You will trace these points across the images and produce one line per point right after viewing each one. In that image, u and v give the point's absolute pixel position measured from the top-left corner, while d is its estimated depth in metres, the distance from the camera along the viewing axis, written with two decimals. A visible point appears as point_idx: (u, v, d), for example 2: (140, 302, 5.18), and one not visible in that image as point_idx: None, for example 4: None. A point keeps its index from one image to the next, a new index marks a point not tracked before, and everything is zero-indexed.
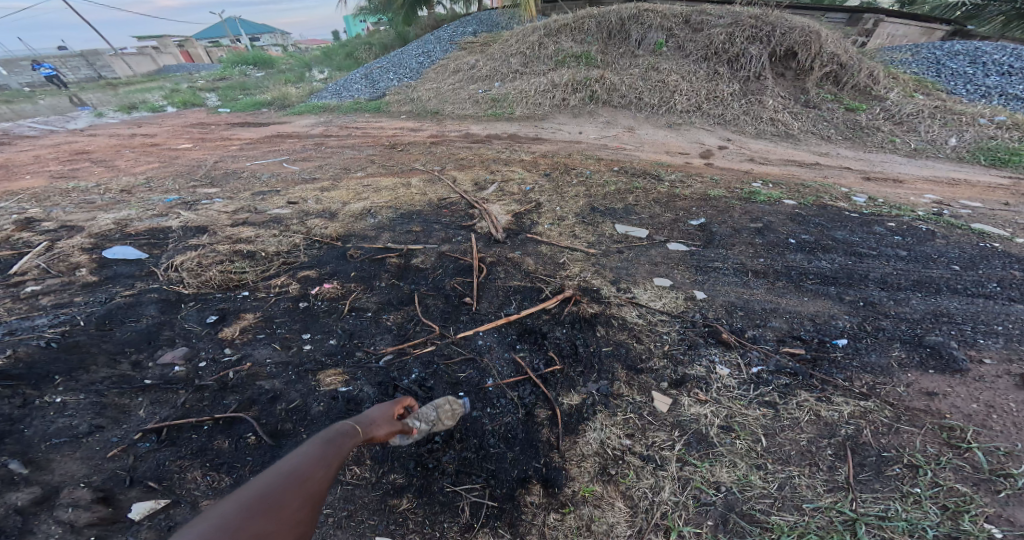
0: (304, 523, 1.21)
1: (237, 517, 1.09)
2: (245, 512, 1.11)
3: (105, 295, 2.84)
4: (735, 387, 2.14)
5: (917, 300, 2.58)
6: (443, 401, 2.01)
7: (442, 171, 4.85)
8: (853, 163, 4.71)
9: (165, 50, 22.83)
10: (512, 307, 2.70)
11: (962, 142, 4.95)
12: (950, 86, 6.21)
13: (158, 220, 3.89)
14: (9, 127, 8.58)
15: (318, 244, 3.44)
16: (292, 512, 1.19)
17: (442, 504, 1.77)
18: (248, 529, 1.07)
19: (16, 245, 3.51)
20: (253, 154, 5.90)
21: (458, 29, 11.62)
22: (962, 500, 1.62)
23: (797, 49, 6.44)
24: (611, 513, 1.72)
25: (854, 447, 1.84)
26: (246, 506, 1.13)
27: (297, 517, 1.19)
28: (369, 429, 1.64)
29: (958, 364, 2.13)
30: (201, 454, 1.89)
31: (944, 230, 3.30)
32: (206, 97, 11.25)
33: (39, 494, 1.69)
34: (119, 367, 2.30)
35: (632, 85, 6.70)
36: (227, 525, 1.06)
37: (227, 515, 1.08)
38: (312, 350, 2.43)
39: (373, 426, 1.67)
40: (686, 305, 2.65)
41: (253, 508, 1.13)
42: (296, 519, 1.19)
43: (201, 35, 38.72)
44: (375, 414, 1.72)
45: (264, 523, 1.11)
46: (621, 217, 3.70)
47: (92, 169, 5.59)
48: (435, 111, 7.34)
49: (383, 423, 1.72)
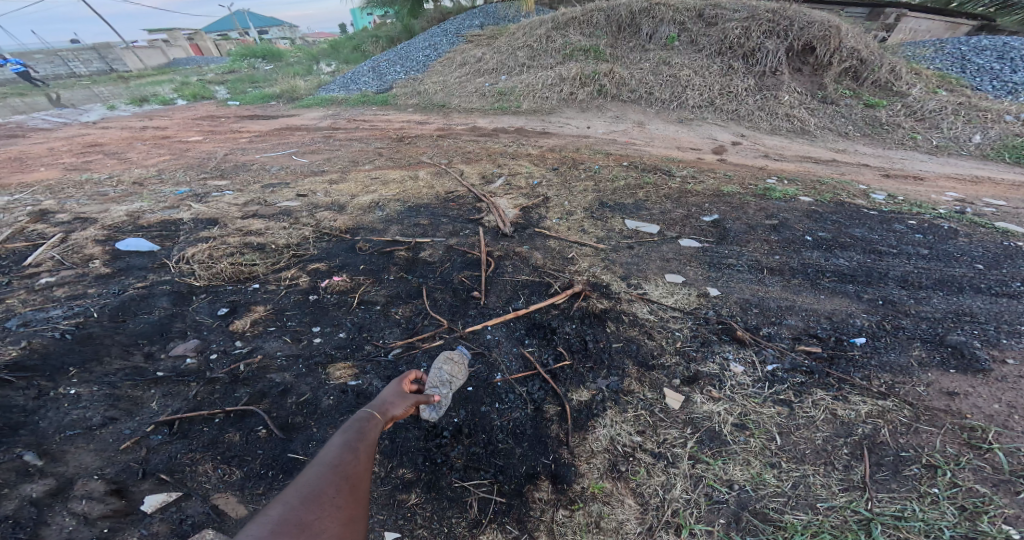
0: (350, 503, 1.18)
1: (277, 512, 1.06)
2: (285, 506, 1.08)
3: (118, 287, 2.87)
4: (750, 385, 2.11)
5: (938, 299, 2.52)
6: (442, 360, 2.20)
7: (449, 164, 4.83)
8: (872, 160, 4.62)
9: (173, 42, 22.95)
10: (521, 301, 2.69)
11: (987, 140, 4.83)
12: (975, 82, 6.06)
13: (169, 212, 3.91)
14: (22, 120, 8.68)
15: (327, 236, 3.45)
16: (332, 494, 1.16)
17: (451, 499, 1.76)
18: (293, 522, 1.05)
19: (31, 236, 3.55)
20: (263, 146, 5.91)
21: (467, 22, 11.55)
22: (981, 500, 1.59)
23: (816, 44, 6.33)
24: (621, 510, 1.70)
25: (871, 447, 1.81)
26: (285, 501, 1.10)
27: (339, 499, 1.17)
28: (387, 409, 1.63)
29: (981, 364, 2.08)
30: (213, 447, 1.90)
31: (967, 228, 3.23)
32: (216, 90, 11.31)
33: (53, 485, 1.70)
34: (131, 358, 2.31)
35: (642, 80, 6.62)
36: (269, 522, 1.03)
37: (268, 514, 1.05)
38: (321, 343, 2.43)
39: (390, 405, 1.66)
40: (698, 302, 2.61)
41: (291, 501, 1.10)
42: (340, 500, 1.17)
43: (210, 27, 39.00)
44: (388, 394, 1.71)
45: (306, 512, 1.09)
46: (631, 212, 3.66)
47: (104, 161, 5.63)
48: (443, 105, 7.29)
49: (397, 399, 1.71)
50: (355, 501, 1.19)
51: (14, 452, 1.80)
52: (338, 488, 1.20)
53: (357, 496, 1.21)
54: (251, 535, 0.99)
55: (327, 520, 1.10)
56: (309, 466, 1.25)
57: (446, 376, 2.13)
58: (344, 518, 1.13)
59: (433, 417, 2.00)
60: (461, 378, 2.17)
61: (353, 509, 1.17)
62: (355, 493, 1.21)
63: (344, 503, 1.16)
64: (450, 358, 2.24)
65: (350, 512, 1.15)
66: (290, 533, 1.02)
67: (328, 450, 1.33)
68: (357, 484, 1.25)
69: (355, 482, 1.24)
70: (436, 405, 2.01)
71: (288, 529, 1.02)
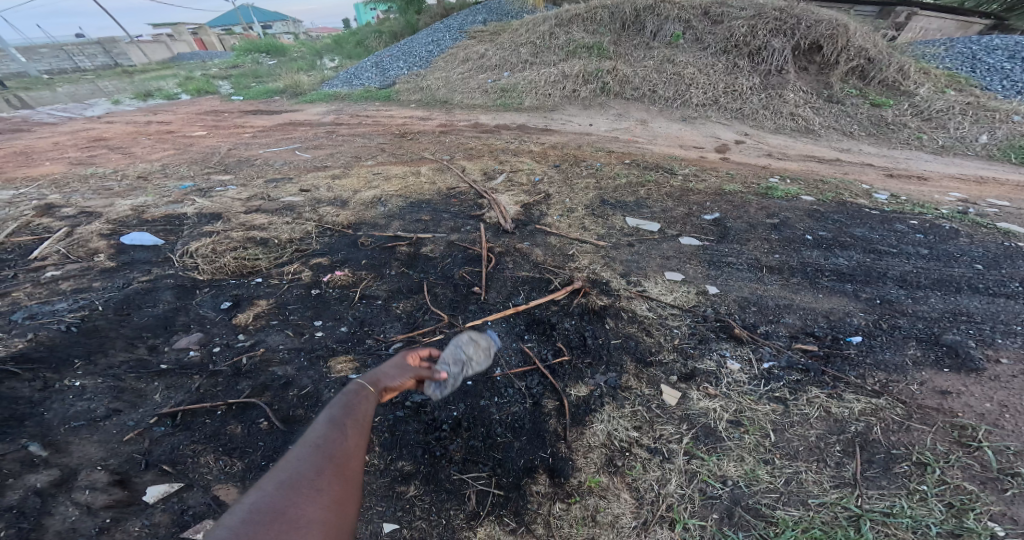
0: (335, 485, 1.12)
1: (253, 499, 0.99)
2: (263, 490, 1.02)
3: (122, 281, 2.90)
4: (746, 382, 2.13)
5: (937, 299, 2.53)
6: (466, 339, 2.23)
7: (451, 160, 4.84)
8: (877, 160, 4.61)
9: (178, 38, 23.03)
10: (521, 297, 2.71)
11: (993, 140, 4.81)
12: (985, 81, 6.02)
13: (173, 206, 3.95)
14: (28, 114, 8.73)
15: (329, 231, 3.48)
16: (313, 477, 1.09)
17: (449, 491, 1.79)
18: (271, 509, 0.98)
19: (37, 230, 3.59)
20: (266, 141, 5.95)
21: (470, 18, 11.52)
22: (968, 498, 1.60)
23: (823, 43, 6.30)
24: (617, 504, 1.72)
25: (863, 444, 1.82)
26: (264, 486, 1.03)
27: (321, 483, 1.10)
28: (382, 380, 1.55)
29: (975, 363, 2.10)
30: (215, 439, 1.94)
31: (969, 228, 3.23)
32: (219, 85, 11.33)
33: (58, 475, 1.74)
34: (135, 351, 2.35)
35: (645, 77, 6.60)
36: (243, 510, 0.97)
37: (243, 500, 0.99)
38: (323, 336, 2.46)
39: (385, 377, 1.57)
40: (697, 300, 2.63)
41: (269, 485, 1.04)
42: (321, 483, 1.10)
43: (214, 22, 39.00)
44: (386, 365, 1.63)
45: (285, 498, 1.01)
46: (632, 210, 3.67)
47: (109, 155, 5.67)
48: (445, 101, 7.30)
49: (396, 371, 1.63)
50: (340, 484, 1.13)
51: (20, 443, 1.83)
52: (324, 470, 1.13)
53: (342, 479, 1.14)
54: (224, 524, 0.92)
55: (308, 505, 1.03)
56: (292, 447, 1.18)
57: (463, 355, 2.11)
58: (326, 502, 1.06)
59: (436, 395, 1.90)
60: (480, 363, 2.19)
61: (338, 493, 1.10)
62: (339, 476, 1.14)
63: (328, 486, 1.09)
64: (475, 341, 2.27)
65: (333, 496, 1.08)
66: (265, 521, 0.95)
67: (313, 430, 1.26)
68: (344, 466, 1.18)
69: (341, 465, 1.18)
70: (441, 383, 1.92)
71: (263, 515, 0.96)
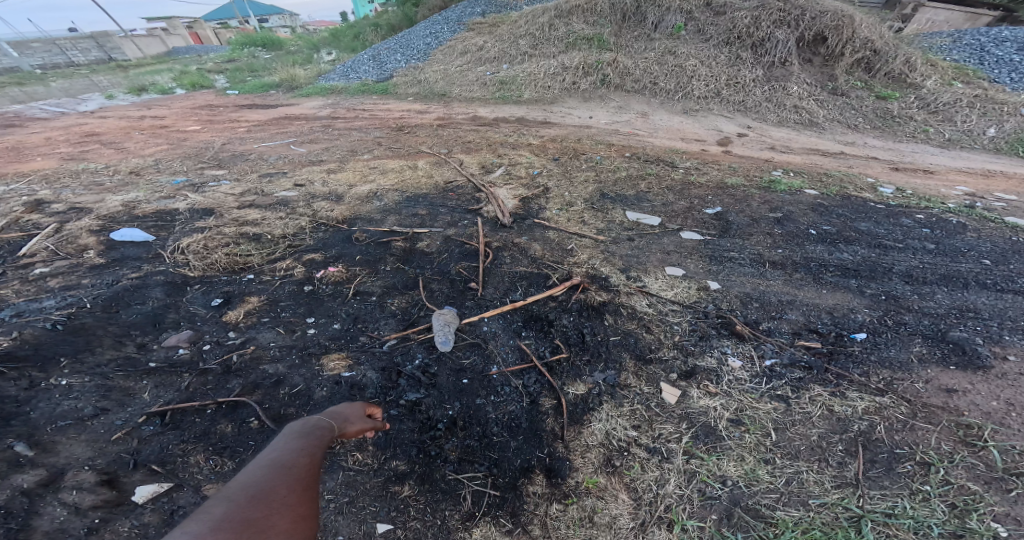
0: (301, 503, 1.19)
1: (222, 510, 1.04)
2: (232, 503, 1.07)
3: (111, 277, 2.85)
4: (747, 381, 2.08)
5: (943, 295, 2.48)
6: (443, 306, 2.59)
7: (449, 154, 4.78)
8: (881, 153, 4.53)
9: (175, 33, 22.87)
10: (518, 293, 2.67)
11: (1001, 133, 4.72)
12: (993, 73, 5.92)
13: (165, 202, 3.89)
14: (20, 109, 8.63)
15: (324, 226, 3.43)
16: (282, 496, 1.17)
17: (443, 492, 1.75)
18: (242, 518, 1.03)
19: (25, 227, 3.54)
20: (261, 136, 5.87)
21: (470, 9, 11.37)
22: (972, 498, 1.56)
23: (827, 34, 6.20)
24: (614, 505, 1.68)
25: (865, 444, 1.78)
26: (232, 499, 1.08)
27: (288, 500, 1.17)
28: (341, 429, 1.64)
29: (981, 360, 2.05)
30: (205, 438, 1.90)
31: (976, 223, 3.16)
32: (214, 80, 11.20)
33: (44, 475, 1.69)
34: (125, 349, 2.32)
35: (646, 69, 6.48)
36: (214, 518, 1.02)
37: (211, 511, 1.03)
38: (316, 334, 2.42)
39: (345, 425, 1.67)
40: (698, 295, 2.58)
41: (237, 499, 1.09)
42: (289, 501, 1.17)
43: (211, 16, 38.73)
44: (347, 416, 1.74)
45: (254, 510, 1.07)
46: (632, 203, 3.61)
47: (101, 151, 5.60)
48: (443, 94, 7.21)
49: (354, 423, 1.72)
50: (306, 503, 1.20)
51: (6, 442, 1.79)
52: (291, 489, 1.21)
53: (307, 496, 1.23)
54: (194, 530, 0.96)
55: (278, 519, 1.09)
56: (258, 469, 1.25)
57: (444, 316, 2.48)
58: (295, 517, 1.13)
59: (445, 346, 2.31)
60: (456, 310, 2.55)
61: (305, 510, 1.17)
62: (305, 496, 1.22)
63: (296, 503, 1.17)
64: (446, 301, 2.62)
65: (300, 513, 1.15)
66: (236, 529, 1.00)
67: (278, 459, 1.33)
68: (309, 488, 1.26)
69: (306, 487, 1.26)
70: (444, 338, 2.35)
71: (234, 523, 1.01)
